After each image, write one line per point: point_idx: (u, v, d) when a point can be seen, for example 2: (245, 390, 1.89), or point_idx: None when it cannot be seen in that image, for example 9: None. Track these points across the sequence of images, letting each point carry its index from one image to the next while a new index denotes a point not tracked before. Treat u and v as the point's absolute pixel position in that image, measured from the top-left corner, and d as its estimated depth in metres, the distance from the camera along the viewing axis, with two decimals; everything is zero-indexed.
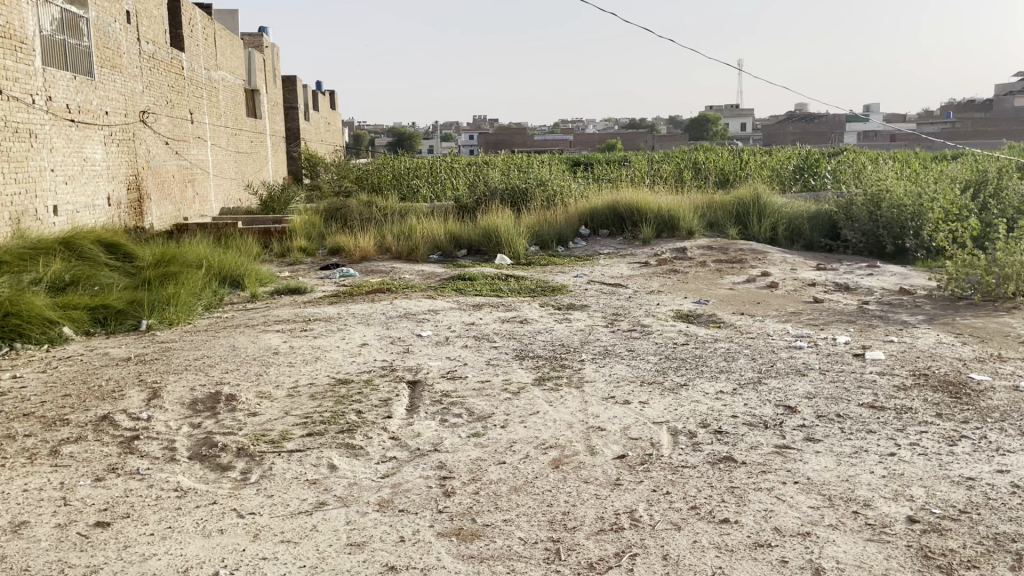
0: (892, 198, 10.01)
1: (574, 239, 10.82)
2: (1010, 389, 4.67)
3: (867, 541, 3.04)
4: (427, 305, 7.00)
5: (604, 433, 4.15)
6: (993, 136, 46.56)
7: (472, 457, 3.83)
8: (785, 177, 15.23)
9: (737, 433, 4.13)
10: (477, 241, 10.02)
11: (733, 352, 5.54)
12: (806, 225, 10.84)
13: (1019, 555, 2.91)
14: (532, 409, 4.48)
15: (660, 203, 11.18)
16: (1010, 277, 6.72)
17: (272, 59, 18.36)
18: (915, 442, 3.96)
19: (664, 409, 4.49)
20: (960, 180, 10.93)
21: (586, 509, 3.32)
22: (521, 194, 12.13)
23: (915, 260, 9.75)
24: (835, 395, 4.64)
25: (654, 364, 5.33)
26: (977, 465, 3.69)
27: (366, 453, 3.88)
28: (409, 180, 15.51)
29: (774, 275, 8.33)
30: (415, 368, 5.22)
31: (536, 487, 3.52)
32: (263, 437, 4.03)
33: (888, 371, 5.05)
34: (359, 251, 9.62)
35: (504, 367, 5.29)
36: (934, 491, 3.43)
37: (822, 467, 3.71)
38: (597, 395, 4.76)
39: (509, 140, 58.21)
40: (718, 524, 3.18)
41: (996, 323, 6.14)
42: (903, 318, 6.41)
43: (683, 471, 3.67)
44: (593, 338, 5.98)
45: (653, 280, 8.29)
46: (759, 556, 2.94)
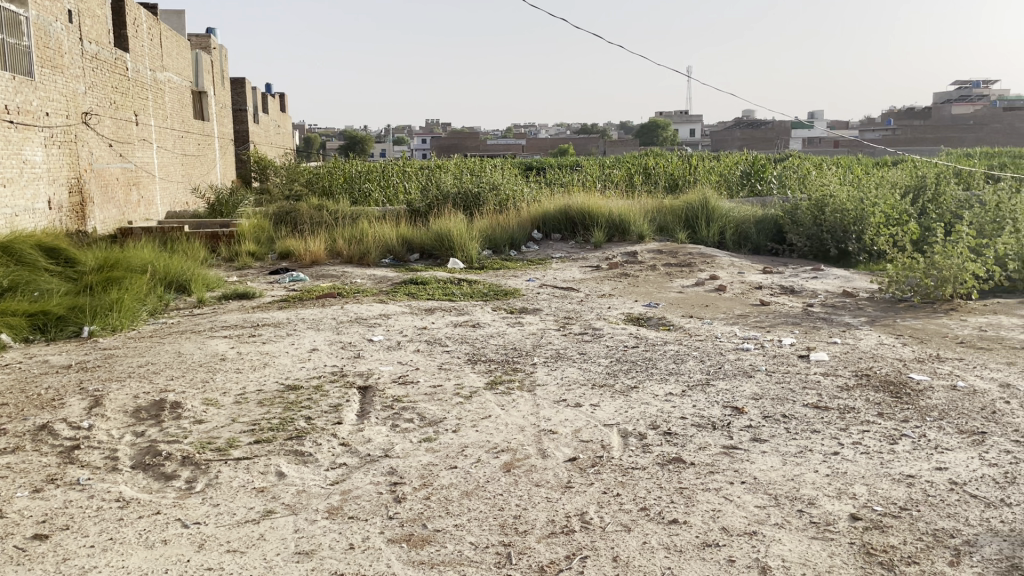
0: (835, 203, 10.32)
1: (527, 243, 10.87)
2: (949, 389, 4.80)
3: (812, 539, 3.11)
4: (378, 310, 6.99)
5: (556, 437, 4.18)
6: (931, 143, 47.52)
7: (423, 462, 3.84)
8: (733, 183, 15.48)
9: (686, 434, 4.19)
10: (429, 245, 10.02)
11: (682, 354, 5.63)
12: (753, 229, 11.04)
13: (957, 550, 3.00)
14: (484, 413, 4.51)
15: (611, 207, 11.30)
16: (946, 280, 6.93)
17: (221, 61, 18.17)
18: (858, 441, 4.05)
19: (614, 411, 4.55)
20: (901, 186, 11.27)
21: (537, 513, 3.34)
22: (473, 198, 12.14)
23: (858, 263, 10.04)
24: (781, 396, 4.74)
25: (605, 367, 5.38)
26: (917, 462, 3.79)
27: (315, 460, 3.86)
28: (362, 184, 15.44)
29: (722, 279, 8.47)
30: (367, 373, 5.21)
31: (486, 491, 3.54)
32: (209, 445, 3.99)
33: (832, 372, 5.16)
34: (309, 254, 9.55)
35: (456, 371, 5.30)
36: (876, 489, 3.52)
37: (769, 466, 3.78)
38: (549, 398, 4.79)
39: (462, 144, 58.44)
40: (667, 525, 3.23)
41: (935, 324, 6.32)
42: (846, 319, 6.57)
43: (634, 473, 3.72)
44: (545, 342, 6.02)
45: (606, 284, 8.37)
46: (708, 556, 2.99)
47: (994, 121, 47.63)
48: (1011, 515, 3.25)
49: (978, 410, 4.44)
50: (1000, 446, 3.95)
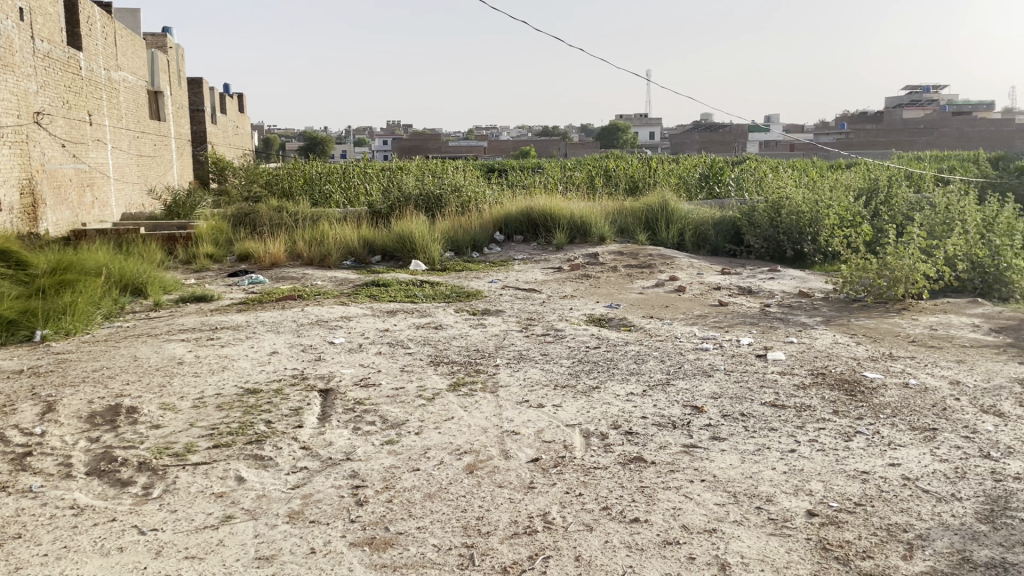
0: (791, 206, 10.52)
1: (489, 245, 10.89)
2: (901, 386, 4.91)
3: (770, 535, 3.16)
4: (339, 312, 6.94)
5: (518, 437, 4.19)
6: (883, 146, 48.50)
7: (385, 465, 3.83)
8: (692, 185, 15.67)
9: (647, 433, 4.24)
10: (391, 247, 9.98)
11: (643, 354, 5.69)
12: (712, 230, 11.19)
13: (910, 544, 3.08)
14: (446, 415, 4.51)
15: (573, 208, 11.37)
16: (898, 281, 7.08)
17: (177, 60, 17.87)
18: (814, 438, 4.13)
19: (576, 411, 4.58)
20: (855, 188, 11.52)
21: (500, 514, 3.36)
22: (435, 200, 12.11)
23: (813, 264, 10.25)
24: (739, 395, 4.80)
25: (567, 368, 5.41)
26: (871, 459, 3.87)
27: (276, 464, 3.83)
28: (322, 185, 15.31)
29: (682, 280, 8.57)
30: (327, 376, 5.17)
31: (449, 493, 3.54)
32: (166, 450, 3.93)
33: (789, 371, 5.25)
34: (269, 256, 9.44)
35: (418, 373, 5.29)
36: (832, 485, 3.59)
37: (727, 464, 3.84)
38: (512, 399, 4.81)
39: (423, 146, 58.24)
40: (628, 524, 3.26)
41: (887, 323, 6.47)
42: (802, 319, 6.70)
43: (596, 472, 3.75)
44: (508, 343, 6.04)
45: (568, 285, 8.42)
46: (669, 554, 3.03)
47: (944, 125, 48.84)
48: (961, 509, 3.34)
49: (929, 407, 4.55)
50: (950, 442, 4.06)
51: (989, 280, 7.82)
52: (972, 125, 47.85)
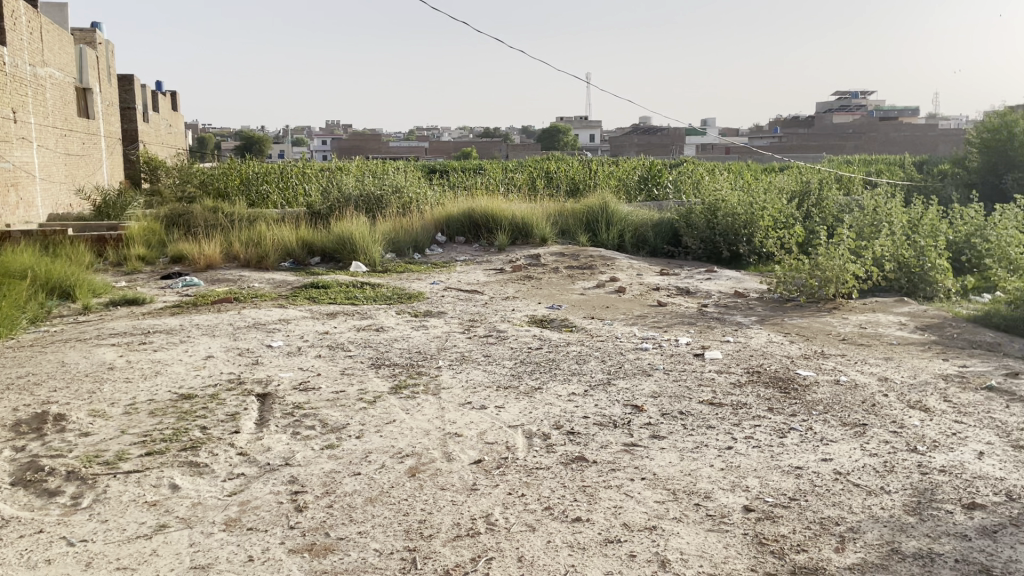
0: (727, 208, 10.77)
1: (431, 247, 10.83)
2: (833, 383, 5.06)
3: (708, 532, 3.22)
4: (277, 314, 6.82)
5: (461, 439, 4.18)
6: (813, 150, 49.81)
7: (326, 470, 3.77)
8: (631, 187, 15.89)
9: (588, 433, 4.27)
10: (331, 249, 9.87)
11: (584, 355, 5.73)
12: (651, 231, 11.37)
13: (842, 537, 3.17)
14: (388, 418, 4.47)
15: (514, 209, 11.41)
16: (829, 281, 7.28)
17: (107, 56, 17.34)
18: (750, 435, 4.23)
19: (519, 412, 4.59)
20: (787, 191, 11.85)
21: (443, 516, 3.34)
22: (376, 201, 12.00)
23: (749, 265, 10.52)
24: (678, 394, 4.88)
25: (509, 369, 5.41)
26: (805, 454, 3.98)
27: (212, 471, 3.74)
28: (259, 185, 15.03)
29: (622, 280, 8.68)
30: (265, 380, 5.08)
31: (391, 496, 3.51)
32: (96, 458, 3.81)
33: (726, 369, 5.35)
34: (203, 258, 9.23)
35: (359, 376, 5.24)
36: (767, 481, 3.68)
37: (667, 462, 3.90)
38: (454, 401, 4.79)
39: (363, 146, 57.62)
40: (570, 523, 3.28)
41: (819, 322, 6.65)
42: (738, 319, 6.84)
43: (538, 473, 3.77)
44: (450, 345, 6.02)
45: (509, 286, 8.43)
46: (610, 552, 3.06)
47: (872, 129, 50.43)
48: (890, 501, 3.46)
49: (859, 403, 4.70)
50: (879, 437, 4.19)
51: (914, 280, 8.10)
52: (897, 130, 49.50)
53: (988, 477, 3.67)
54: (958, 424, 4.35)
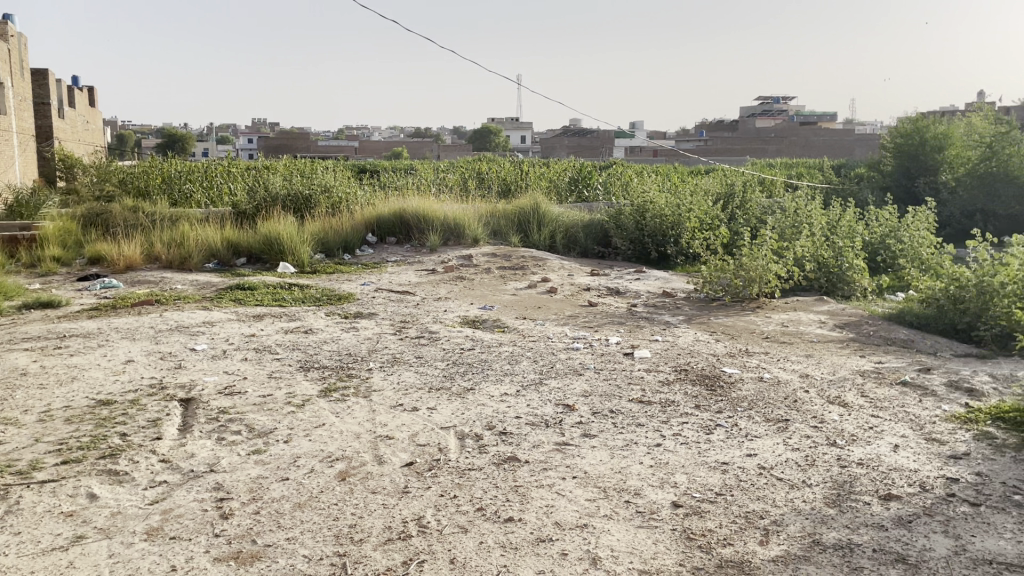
0: (655, 209, 11.00)
1: (361, 247, 10.70)
2: (757, 380, 5.19)
3: (638, 528, 3.27)
4: (201, 317, 6.64)
5: (392, 442, 4.14)
6: (738, 154, 51.08)
7: (252, 476, 3.69)
8: (562, 188, 16.04)
9: (520, 433, 4.28)
10: (257, 249, 9.67)
11: (516, 355, 5.74)
12: (581, 233, 11.47)
13: (766, 530, 3.25)
14: (317, 421, 4.40)
15: (446, 209, 11.36)
16: (752, 280, 7.47)
17: (19, 49, 16.59)
18: (678, 432, 4.31)
19: (451, 413, 4.57)
20: (713, 193, 12.17)
21: (374, 520, 3.30)
22: (304, 200, 11.81)
23: (676, 265, 10.78)
24: (608, 392, 4.94)
25: (442, 370, 5.39)
26: (730, 450, 4.07)
27: (132, 479, 3.62)
28: (182, 184, 14.59)
29: (553, 281, 8.74)
30: (188, 385, 4.93)
31: (320, 501, 3.45)
32: (7, 469, 3.64)
33: (654, 368, 5.45)
34: (123, 259, 8.93)
35: (287, 379, 5.14)
36: (695, 477, 3.75)
37: (598, 460, 3.94)
38: (385, 403, 4.75)
39: (290, 144, 56.61)
40: (502, 523, 3.28)
41: (743, 321, 6.82)
42: (666, 318, 6.96)
43: (470, 473, 3.76)
44: (381, 346, 5.96)
45: (441, 287, 8.39)
46: (542, 551, 3.07)
47: (793, 134, 52.06)
48: (811, 494, 3.57)
49: (781, 399, 4.83)
50: (801, 432, 4.32)
51: (832, 279, 8.37)
52: (817, 135, 51.21)
53: (903, 468, 3.82)
54: (875, 418, 4.51)
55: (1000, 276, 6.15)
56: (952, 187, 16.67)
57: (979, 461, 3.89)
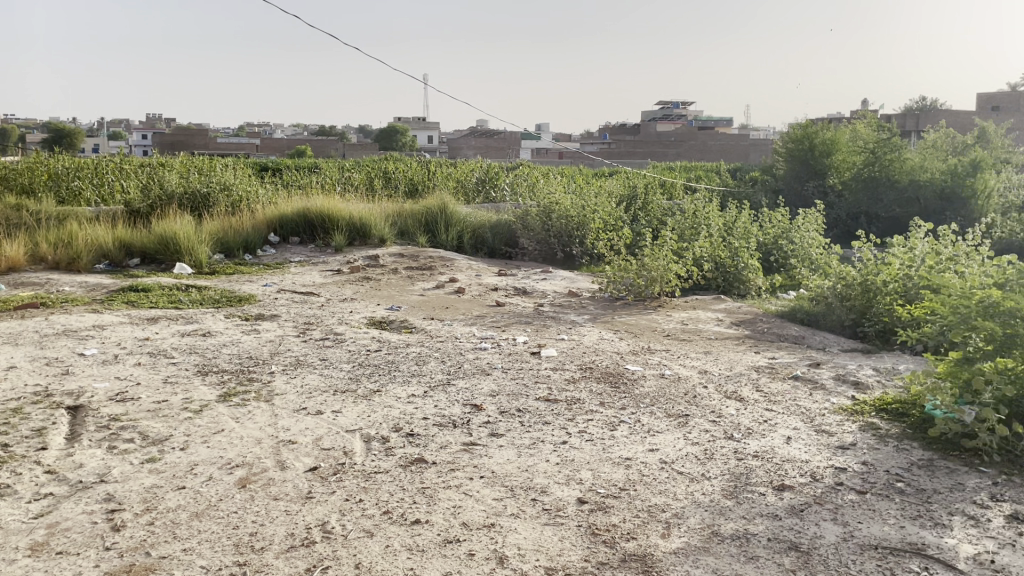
0: (561, 210, 11.15)
1: (263, 248, 10.43)
2: (658, 377, 5.33)
3: (544, 526, 3.29)
4: (91, 320, 6.33)
5: (295, 447, 4.05)
6: (641, 156, 52.29)
7: (146, 485, 3.54)
8: (469, 189, 16.04)
9: (428, 434, 4.26)
10: (153, 250, 9.29)
11: (423, 356, 5.70)
12: (488, 233, 11.50)
13: (667, 523, 3.34)
14: (216, 428, 4.26)
15: (352, 209, 11.19)
16: (655, 280, 7.66)
17: None
18: (583, 430, 4.37)
19: (357, 416, 4.50)
20: (616, 195, 12.46)
21: (276, 527, 3.22)
22: (202, 200, 11.43)
23: (581, 265, 10.98)
24: (516, 392, 4.97)
25: (347, 372, 5.30)
26: (633, 446, 4.16)
27: (14, 492, 3.41)
28: (69, 180, 13.84)
29: (461, 281, 8.73)
30: (77, 392, 4.69)
31: (219, 510, 3.34)
32: None
33: (560, 367, 5.51)
34: (5, 260, 8.43)
35: (184, 385, 4.95)
36: (599, 473, 3.81)
37: (505, 460, 3.95)
38: (288, 407, 4.63)
39: (188, 140, 54.65)
40: (409, 526, 3.25)
41: (646, 319, 6.98)
42: (572, 318, 7.05)
43: (376, 477, 3.71)
44: (284, 349, 5.82)
45: (347, 288, 8.27)
46: (449, 552, 3.06)
47: (692, 138, 53.70)
48: (710, 487, 3.68)
49: (682, 395, 4.97)
50: (700, 426, 4.45)
51: (729, 279, 8.67)
52: (715, 138, 52.98)
53: (796, 460, 3.98)
54: (769, 412, 4.69)
55: (883, 275, 6.54)
56: (839, 190, 17.55)
57: (865, 451, 4.09)
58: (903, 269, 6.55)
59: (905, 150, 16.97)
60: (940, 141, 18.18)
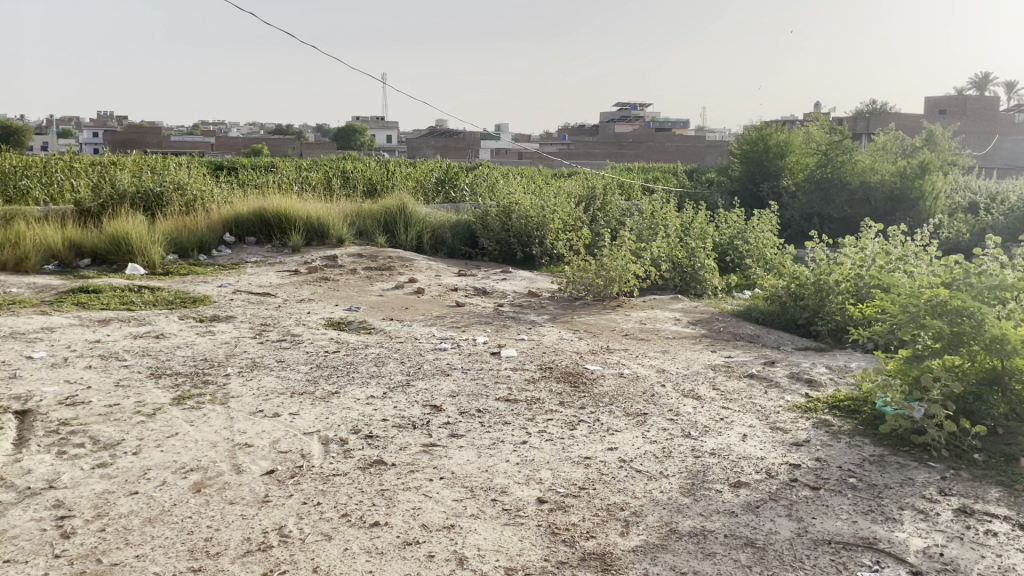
0: (520, 210, 11.17)
1: (218, 248, 10.28)
2: (617, 376, 5.37)
3: (504, 526, 3.30)
4: (40, 322, 6.17)
5: (252, 450, 3.99)
6: (600, 157, 52.59)
7: (98, 491, 3.46)
8: (428, 189, 15.97)
9: (387, 436, 4.23)
10: (104, 250, 9.09)
11: (382, 357, 5.67)
12: (448, 233, 11.48)
13: (626, 521, 3.36)
14: (170, 431, 4.18)
15: (309, 208, 11.07)
16: (613, 280, 7.72)
17: None
18: (543, 429, 4.38)
19: (314, 418, 4.45)
20: (575, 196, 12.54)
21: (232, 531, 3.18)
22: (155, 199, 11.22)
23: (541, 265, 11.01)
24: (475, 392, 4.96)
25: (304, 374, 5.24)
26: (592, 445, 4.18)
27: None
28: (16, 179, 13.48)
29: (421, 281, 8.69)
30: (25, 396, 4.57)
31: (173, 515, 3.28)
32: None
33: (520, 367, 5.52)
34: None
35: (136, 388, 4.85)
36: (559, 472, 3.83)
37: (464, 460, 3.95)
38: (244, 410, 4.57)
39: (140, 138, 53.57)
40: (368, 528, 3.23)
41: (605, 319, 7.02)
42: (531, 318, 7.07)
43: (335, 479, 3.68)
44: (240, 350, 5.74)
45: (304, 288, 8.19)
46: (408, 554, 3.04)
47: (650, 139, 54.17)
48: (668, 485, 3.72)
49: (640, 394, 5.01)
50: (658, 425, 4.50)
51: (686, 278, 8.77)
52: (672, 140, 53.53)
53: (751, 457, 4.04)
54: (725, 409, 4.75)
55: (836, 275, 6.68)
56: (792, 191, 17.85)
57: (818, 447, 4.17)
58: (854, 268, 6.69)
59: (856, 152, 17.31)
60: (890, 143, 18.58)
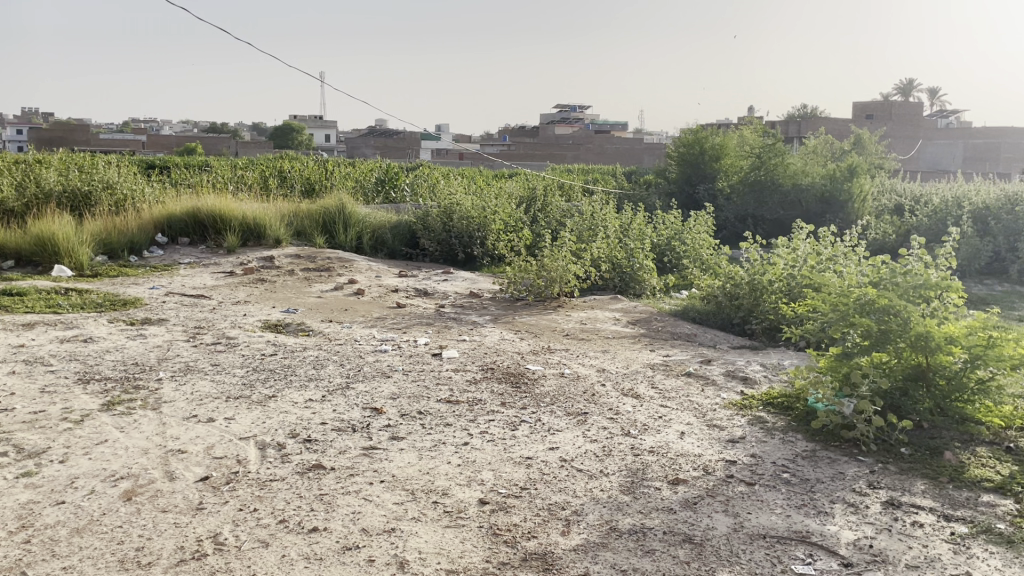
0: (461, 211, 11.15)
1: (150, 249, 10.01)
2: (558, 376, 5.39)
3: (445, 528, 3.28)
4: None
5: (185, 456, 3.89)
6: (540, 159, 52.77)
7: (22, 502, 3.33)
8: (368, 189, 15.81)
9: (326, 440, 4.17)
10: (28, 251, 8.76)
11: (321, 359, 5.59)
12: (388, 234, 11.38)
13: (567, 521, 3.38)
14: (99, 438, 4.04)
15: (246, 208, 10.86)
16: (553, 281, 7.75)
17: None
18: (485, 430, 4.38)
19: (250, 423, 4.36)
20: (516, 196, 12.58)
21: (164, 540, 3.09)
22: (84, 198, 10.86)
23: (482, 264, 11.00)
24: (416, 394, 4.93)
25: (241, 378, 5.13)
26: (533, 445, 4.19)
27: None
28: None
29: (360, 283, 8.60)
30: None
31: (103, 524, 3.18)
32: None
33: (461, 368, 5.50)
34: None
35: (63, 394, 4.68)
36: (500, 473, 3.83)
37: (405, 463, 3.91)
38: (177, 415, 4.45)
39: (66, 135, 51.78)
40: (307, 534, 3.18)
41: (546, 320, 7.05)
42: (472, 318, 7.06)
43: (272, 485, 3.61)
44: (173, 354, 5.59)
45: (241, 290, 8.02)
46: (348, 559, 3.00)
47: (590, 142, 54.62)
48: (608, 483, 3.75)
49: (580, 393, 5.05)
50: (598, 424, 4.53)
51: (625, 279, 8.87)
52: (612, 142, 54.10)
53: (689, 454, 4.11)
54: (664, 408, 4.82)
55: (769, 275, 6.83)
56: (727, 194, 18.21)
57: (754, 444, 4.26)
58: (787, 268, 6.85)
59: (787, 155, 17.74)
60: (820, 146, 19.10)
